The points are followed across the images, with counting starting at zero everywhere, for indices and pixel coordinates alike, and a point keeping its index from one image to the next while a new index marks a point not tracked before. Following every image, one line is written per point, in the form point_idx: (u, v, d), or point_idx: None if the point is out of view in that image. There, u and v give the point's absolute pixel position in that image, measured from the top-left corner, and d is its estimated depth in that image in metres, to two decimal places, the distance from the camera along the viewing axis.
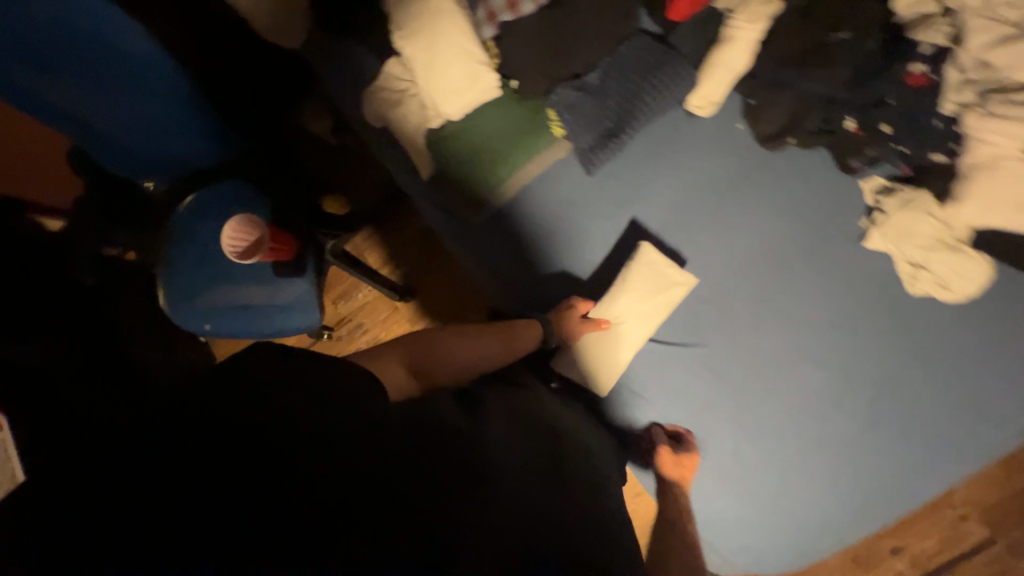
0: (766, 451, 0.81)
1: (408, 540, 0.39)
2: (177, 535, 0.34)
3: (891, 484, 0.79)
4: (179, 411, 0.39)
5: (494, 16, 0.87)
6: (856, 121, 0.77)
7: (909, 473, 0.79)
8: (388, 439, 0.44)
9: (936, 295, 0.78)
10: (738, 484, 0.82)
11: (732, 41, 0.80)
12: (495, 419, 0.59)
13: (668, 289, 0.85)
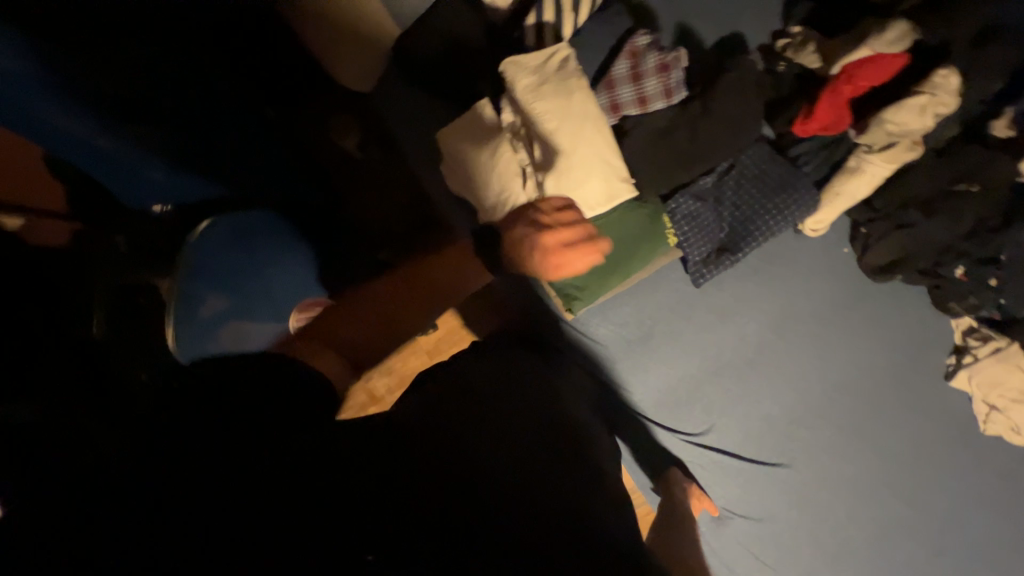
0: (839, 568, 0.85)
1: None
2: None
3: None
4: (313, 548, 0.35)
5: (616, 108, 0.80)
6: (964, 270, 0.78)
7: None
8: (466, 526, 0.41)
9: (1005, 437, 0.83)
10: None
11: (865, 175, 0.78)
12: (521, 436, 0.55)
13: (609, 179, 0.76)
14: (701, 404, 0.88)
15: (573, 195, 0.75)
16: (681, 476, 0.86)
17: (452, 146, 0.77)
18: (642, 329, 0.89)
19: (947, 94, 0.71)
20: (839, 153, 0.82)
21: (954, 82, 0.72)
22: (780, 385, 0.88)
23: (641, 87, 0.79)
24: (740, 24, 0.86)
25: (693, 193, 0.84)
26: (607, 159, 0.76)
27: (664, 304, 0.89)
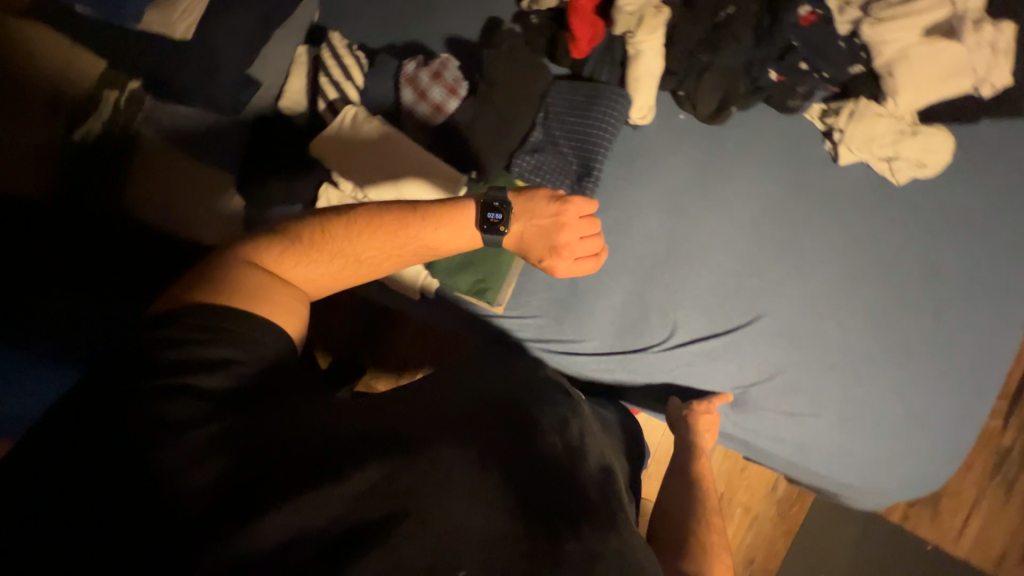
0: (866, 377, 0.84)
1: None
2: None
3: (982, 375, 0.83)
4: None
5: (426, 124, 0.90)
6: (777, 71, 0.86)
7: (994, 357, 0.83)
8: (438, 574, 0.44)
9: (918, 175, 0.85)
10: (860, 418, 0.84)
11: (644, 53, 0.86)
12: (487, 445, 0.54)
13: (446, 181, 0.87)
14: (652, 312, 0.90)
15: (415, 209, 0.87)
16: (679, 402, 0.87)
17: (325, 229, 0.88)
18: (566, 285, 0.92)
19: None
20: (619, 51, 0.90)
21: None
22: (707, 253, 0.90)
23: (432, 99, 0.89)
24: (491, 6, 0.99)
25: (529, 150, 0.91)
26: (434, 167, 0.87)
27: None
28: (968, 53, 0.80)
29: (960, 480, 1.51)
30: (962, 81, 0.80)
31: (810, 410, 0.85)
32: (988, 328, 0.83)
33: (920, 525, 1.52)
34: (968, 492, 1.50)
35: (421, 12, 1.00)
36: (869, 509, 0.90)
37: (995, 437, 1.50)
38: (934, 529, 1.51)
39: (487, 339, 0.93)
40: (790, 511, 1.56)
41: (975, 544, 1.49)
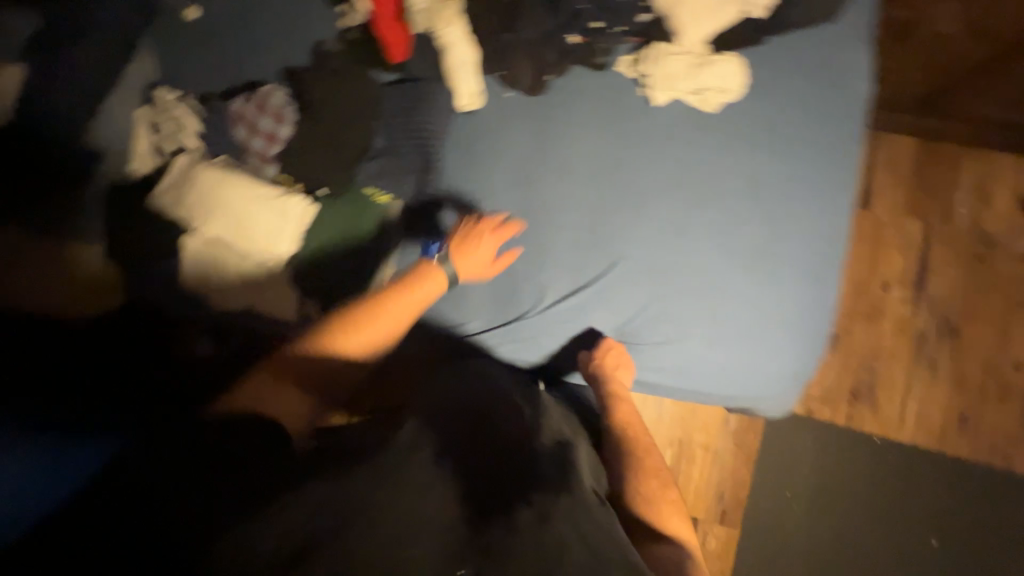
0: (721, 292, 0.92)
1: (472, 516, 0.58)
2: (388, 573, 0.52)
3: (823, 270, 0.92)
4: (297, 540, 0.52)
5: (266, 154, 0.94)
6: (576, 35, 0.93)
7: (829, 250, 0.92)
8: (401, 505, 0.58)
9: (724, 99, 0.92)
10: (725, 331, 0.92)
11: (452, 45, 0.92)
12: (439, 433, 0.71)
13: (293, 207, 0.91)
14: (523, 281, 0.95)
15: (268, 238, 0.91)
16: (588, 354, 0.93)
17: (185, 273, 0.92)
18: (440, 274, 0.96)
19: None
20: (432, 48, 0.95)
21: None
22: (560, 212, 0.95)
23: (263, 129, 0.94)
24: (313, 30, 1.03)
25: (374, 157, 0.96)
26: (278, 196, 0.91)
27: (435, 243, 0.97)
28: None
29: (887, 370, 1.60)
30: (733, 8, 0.87)
31: (678, 335, 0.92)
32: (820, 226, 0.91)
33: (865, 420, 1.59)
34: (898, 379, 1.59)
35: (249, 48, 1.03)
36: (768, 411, 0.98)
37: (909, 322, 1.60)
38: (878, 421, 1.59)
39: (381, 343, 0.97)
40: (746, 438, 1.60)
41: (917, 426, 1.57)
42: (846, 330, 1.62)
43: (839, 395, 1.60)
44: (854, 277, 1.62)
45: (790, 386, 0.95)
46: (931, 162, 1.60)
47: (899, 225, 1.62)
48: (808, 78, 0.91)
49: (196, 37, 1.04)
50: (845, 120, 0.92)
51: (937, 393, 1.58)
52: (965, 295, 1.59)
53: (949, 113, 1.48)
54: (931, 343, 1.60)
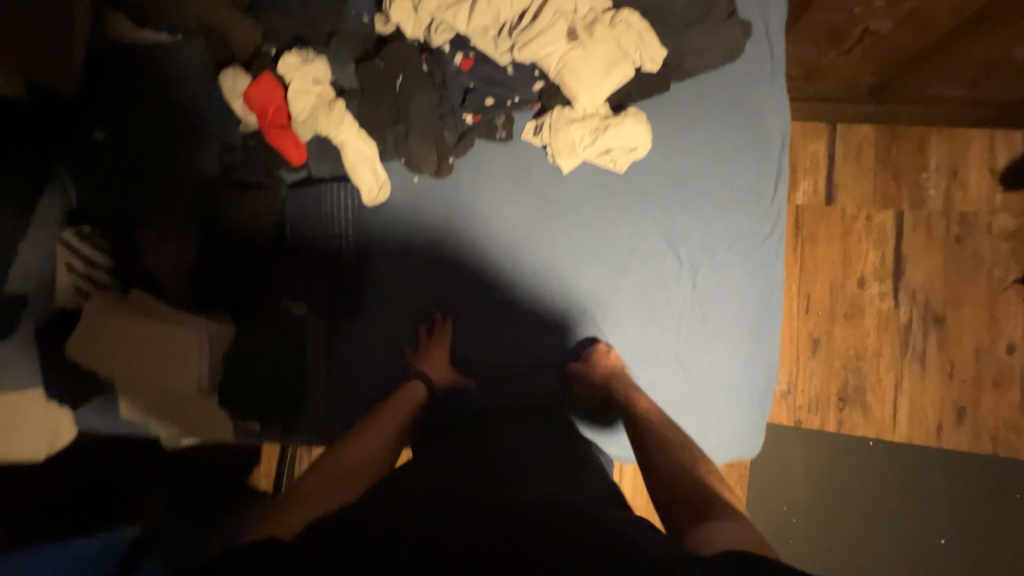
0: (656, 355, 0.88)
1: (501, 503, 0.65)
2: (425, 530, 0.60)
3: (766, 316, 0.86)
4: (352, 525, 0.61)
5: (179, 281, 0.93)
6: (470, 113, 0.89)
7: (768, 295, 0.86)
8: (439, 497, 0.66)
9: (633, 158, 0.87)
10: (670, 395, 0.87)
11: (346, 142, 0.88)
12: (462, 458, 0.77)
13: (209, 333, 0.90)
14: (455, 367, 0.93)
15: (186, 370, 0.89)
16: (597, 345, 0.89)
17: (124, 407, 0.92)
18: (375, 367, 0.94)
19: (302, 67, 0.85)
20: (330, 146, 0.92)
21: (297, 57, 0.85)
22: (484, 290, 0.93)
23: (172, 258, 0.93)
24: None
25: (290, 264, 0.95)
26: (193, 325, 0.90)
27: (361, 340, 0.95)
28: (617, 44, 0.80)
29: (874, 370, 1.53)
30: (623, 67, 0.81)
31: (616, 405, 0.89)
32: (755, 272, 0.86)
33: (857, 425, 1.53)
34: (886, 378, 1.53)
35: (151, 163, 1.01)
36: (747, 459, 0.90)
37: (892, 317, 1.53)
38: (870, 425, 1.53)
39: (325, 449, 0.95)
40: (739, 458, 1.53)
41: (911, 425, 1.51)
42: (825, 334, 1.55)
43: (827, 402, 1.55)
44: (830, 276, 1.55)
45: (753, 439, 0.87)
46: (891, 149, 1.53)
47: (868, 218, 1.55)
48: (716, 123, 0.87)
49: (93, 157, 1.00)
50: (765, 159, 0.86)
51: (929, 388, 1.51)
52: (947, 282, 1.51)
53: (901, 100, 1.40)
54: (919, 335, 1.52)
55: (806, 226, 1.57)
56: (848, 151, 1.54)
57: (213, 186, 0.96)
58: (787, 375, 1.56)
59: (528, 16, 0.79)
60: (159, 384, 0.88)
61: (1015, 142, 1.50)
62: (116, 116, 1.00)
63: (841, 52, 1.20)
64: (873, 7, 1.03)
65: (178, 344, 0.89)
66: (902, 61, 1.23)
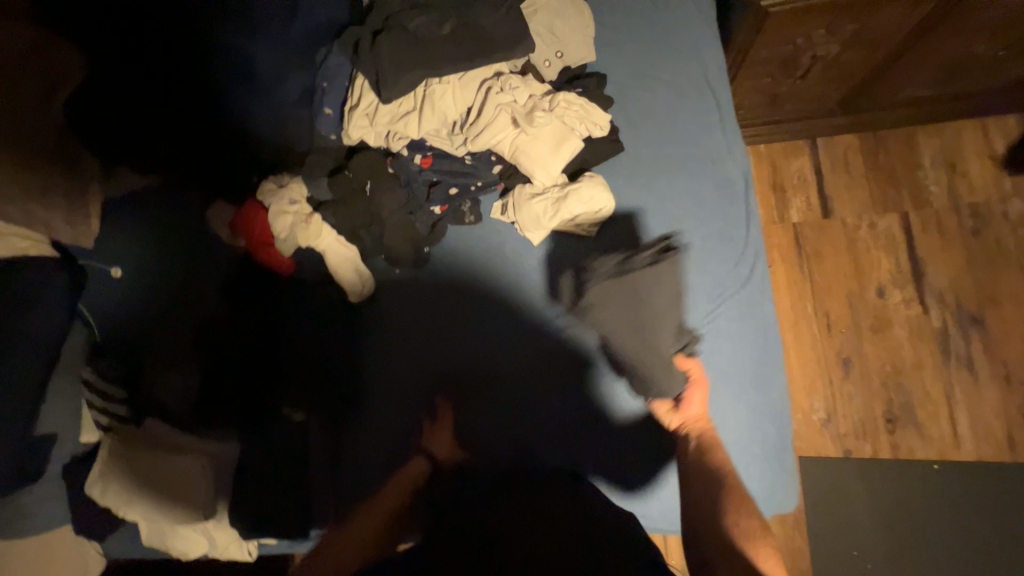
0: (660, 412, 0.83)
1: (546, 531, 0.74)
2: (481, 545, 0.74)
3: (768, 369, 0.80)
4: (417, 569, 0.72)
5: (184, 395, 0.98)
6: (438, 205, 0.93)
7: (765, 336, 0.82)
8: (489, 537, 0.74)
9: (600, 220, 0.88)
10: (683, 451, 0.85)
11: (329, 249, 0.94)
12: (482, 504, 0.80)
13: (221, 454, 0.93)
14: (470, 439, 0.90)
15: (204, 492, 0.90)
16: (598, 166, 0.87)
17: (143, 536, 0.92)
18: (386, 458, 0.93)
19: (280, 191, 0.92)
20: (317, 254, 0.98)
21: (275, 182, 0.93)
22: (478, 368, 0.92)
23: (175, 375, 0.99)
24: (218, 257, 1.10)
25: (288, 371, 0.98)
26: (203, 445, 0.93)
27: (365, 438, 0.95)
28: (560, 122, 0.84)
29: (918, 384, 1.41)
30: (572, 140, 0.85)
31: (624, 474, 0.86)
32: (745, 315, 0.82)
33: (915, 447, 1.39)
34: (935, 391, 1.40)
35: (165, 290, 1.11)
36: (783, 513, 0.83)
37: (924, 324, 1.43)
38: (930, 445, 1.38)
39: None
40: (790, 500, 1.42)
41: (977, 441, 1.36)
42: (855, 352, 1.46)
43: (874, 425, 1.42)
44: (846, 289, 1.48)
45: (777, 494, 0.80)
46: (879, 154, 1.50)
47: (871, 225, 1.49)
48: (678, 177, 0.88)
49: (107, 295, 1.09)
50: (733, 203, 0.86)
51: (986, 397, 1.37)
52: (975, 279, 1.41)
53: (875, 107, 1.39)
54: (960, 339, 1.40)
55: (808, 243, 1.52)
56: (833, 163, 1.52)
57: (214, 308, 1.03)
58: (822, 402, 1.46)
59: (470, 116, 0.83)
60: (175, 508, 0.89)
61: (1010, 125, 1.44)
62: (128, 256, 1.10)
63: (798, 77, 1.22)
64: (816, 35, 1.05)
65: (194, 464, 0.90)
66: (865, 75, 1.23)
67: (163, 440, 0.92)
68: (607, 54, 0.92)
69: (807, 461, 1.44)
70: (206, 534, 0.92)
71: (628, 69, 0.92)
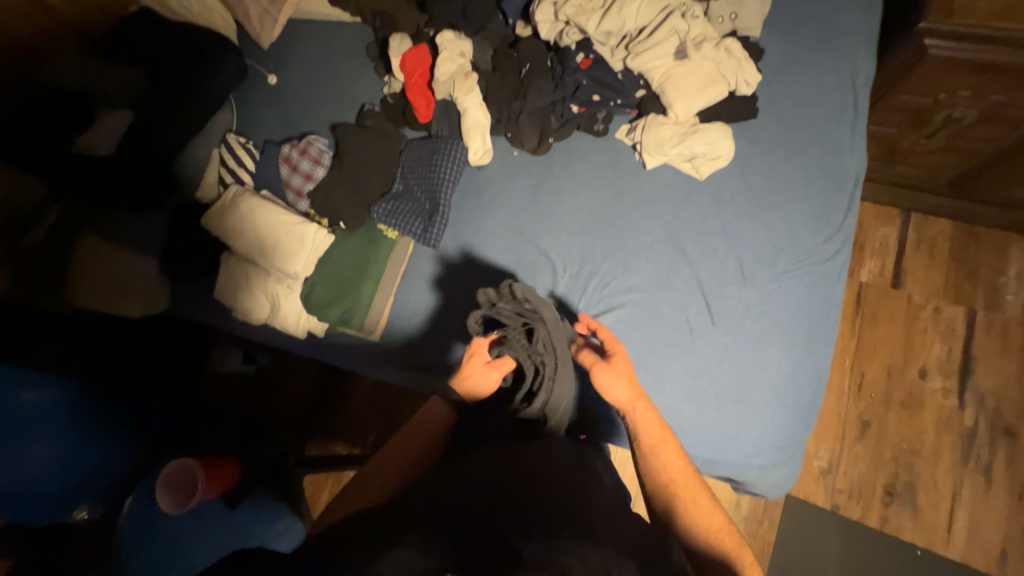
0: (710, 341, 0.88)
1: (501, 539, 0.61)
2: (451, 530, 0.62)
3: (819, 339, 0.86)
4: (363, 534, 0.62)
5: (302, 191, 1.08)
6: (577, 104, 1.03)
7: (826, 314, 0.87)
8: (464, 525, 0.63)
9: (714, 164, 0.96)
10: (719, 387, 0.86)
11: (469, 108, 1.04)
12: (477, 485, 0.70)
13: (310, 237, 0.95)
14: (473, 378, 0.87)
15: (288, 264, 0.96)
16: (652, 123, 0.98)
17: (225, 285, 1.03)
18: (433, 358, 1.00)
19: (454, 43, 1.04)
20: (454, 111, 1.08)
21: (452, 35, 1.05)
22: (553, 253, 1.00)
23: (302, 170, 1.08)
24: (362, 93, 1.25)
25: (389, 197, 1.07)
26: (295, 220, 0.96)
27: (431, 276, 1.03)
28: (715, 66, 0.95)
29: (929, 470, 1.41)
30: (719, 86, 0.95)
31: (657, 391, 0.88)
32: (817, 286, 0.88)
33: (905, 527, 1.39)
34: (942, 483, 1.40)
35: (312, 107, 1.27)
36: (772, 492, 0.90)
37: (955, 417, 1.43)
38: (919, 531, 1.38)
39: (385, 373, 1.03)
40: (763, 531, 1.43)
41: (968, 545, 1.35)
42: (878, 420, 1.47)
43: (871, 491, 1.42)
44: (890, 359, 1.50)
45: (792, 451, 0.85)
46: (967, 248, 1.53)
47: (936, 309, 1.51)
48: (795, 152, 0.95)
49: (271, 98, 1.29)
50: (838, 190, 0.92)
51: (993, 506, 1.36)
52: (1020, 394, 1.42)
53: (980, 199, 1.43)
54: (985, 444, 1.40)
55: (868, 305, 1.55)
56: (919, 241, 1.56)
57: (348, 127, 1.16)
58: (828, 453, 1.47)
59: (643, 36, 0.96)
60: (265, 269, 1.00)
61: None
62: (297, 72, 1.29)
63: (922, 136, 1.29)
64: (960, 95, 1.12)
65: (288, 233, 0.95)
66: (986, 158, 1.28)
67: (264, 209, 0.97)
68: (772, 32, 1.02)
69: (793, 501, 1.45)
70: (278, 302, 1.01)
71: (786, 51, 1.00)
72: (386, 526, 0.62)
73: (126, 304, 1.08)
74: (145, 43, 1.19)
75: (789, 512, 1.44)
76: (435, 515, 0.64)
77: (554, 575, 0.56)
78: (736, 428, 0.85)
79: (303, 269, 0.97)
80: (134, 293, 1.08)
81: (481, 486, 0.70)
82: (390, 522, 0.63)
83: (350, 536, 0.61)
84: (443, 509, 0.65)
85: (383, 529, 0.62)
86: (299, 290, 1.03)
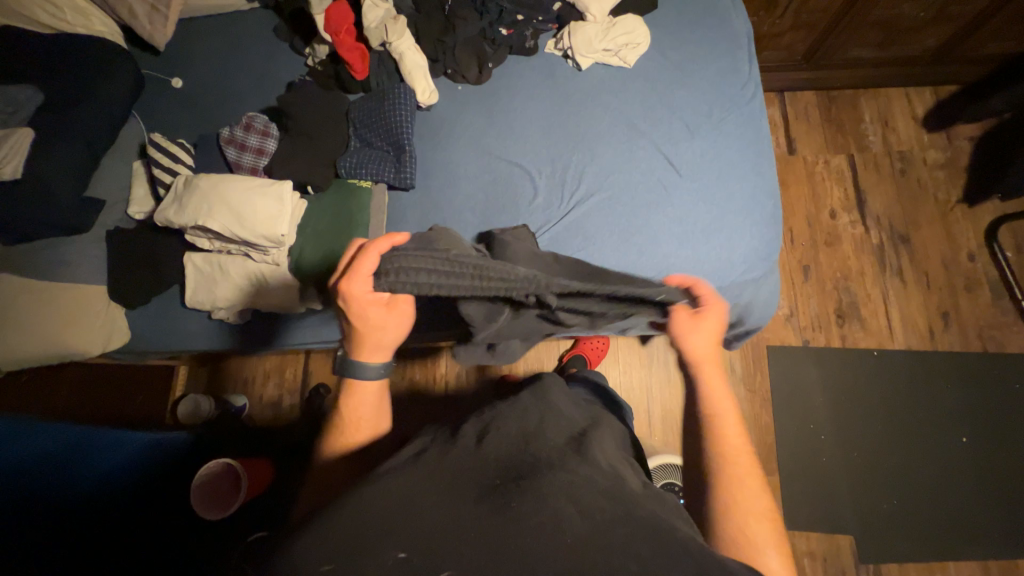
0: (682, 192, 1.00)
1: (487, 519, 0.53)
2: (424, 523, 0.53)
3: (763, 165, 1.02)
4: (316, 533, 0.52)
5: (257, 167, 1.04)
6: (504, 28, 1.11)
7: (762, 144, 1.03)
8: (440, 508, 0.54)
9: (636, 50, 1.09)
10: (701, 226, 0.98)
11: (406, 52, 1.07)
12: (449, 464, 0.61)
13: (281, 195, 0.91)
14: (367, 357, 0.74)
15: (263, 229, 0.89)
16: (574, 27, 1.09)
17: (206, 281, 1.01)
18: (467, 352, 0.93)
19: None
20: (391, 60, 1.11)
21: None
22: (524, 163, 1.06)
23: (251, 146, 1.03)
24: (285, 71, 1.22)
25: (351, 152, 1.06)
26: (262, 184, 0.91)
27: (418, 214, 1.05)
28: None
29: (861, 288, 1.69)
30: None
31: (653, 246, 0.98)
32: (747, 124, 1.04)
33: (859, 338, 1.65)
34: (874, 294, 1.68)
35: (233, 96, 1.21)
36: (770, 307, 1.06)
37: (865, 240, 1.73)
38: (871, 337, 1.65)
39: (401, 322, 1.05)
40: (758, 383, 1.61)
41: (907, 334, 1.64)
42: (813, 261, 1.72)
43: (827, 319, 1.67)
44: (806, 211, 1.77)
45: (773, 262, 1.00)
46: (830, 108, 1.86)
47: (825, 162, 1.82)
48: (696, 27, 1.11)
49: (185, 98, 1.21)
50: (738, 48, 1.09)
51: (912, 298, 1.67)
52: (903, 208, 1.75)
53: (828, 64, 1.75)
54: (892, 254, 1.71)
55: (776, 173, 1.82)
56: (796, 112, 1.86)
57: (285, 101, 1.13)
58: (786, 300, 1.69)
59: None
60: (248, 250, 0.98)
61: (926, 96, 1.84)
62: (206, 68, 1.23)
63: (777, 17, 1.55)
64: None
65: (259, 197, 0.90)
66: (825, 26, 1.58)
67: (220, 184, 0.91)
68: None
69: (773, 349, 1.65)
70: (268, 281, 0.99)
71: None
72: (338, 521, 0.53)
73: (100, 331, 1.03)
74: (21, 61, 1.07)
75: (773, 358, 1.63)
76: (404, 504, 0.55)
77: (547, 538, 0.52)
78: (726, 254, 0.97)
79: (284, 233, 0.91)
80: (100, 318, 1.03)
81: (459, 464, 0.61)
82: (347, 513, 0.53)
83: (302, 541, 0.52)
84: (414, 493, 0.56)
85: (334, 526, 0.52)
86: (286, 262, 1.01)
